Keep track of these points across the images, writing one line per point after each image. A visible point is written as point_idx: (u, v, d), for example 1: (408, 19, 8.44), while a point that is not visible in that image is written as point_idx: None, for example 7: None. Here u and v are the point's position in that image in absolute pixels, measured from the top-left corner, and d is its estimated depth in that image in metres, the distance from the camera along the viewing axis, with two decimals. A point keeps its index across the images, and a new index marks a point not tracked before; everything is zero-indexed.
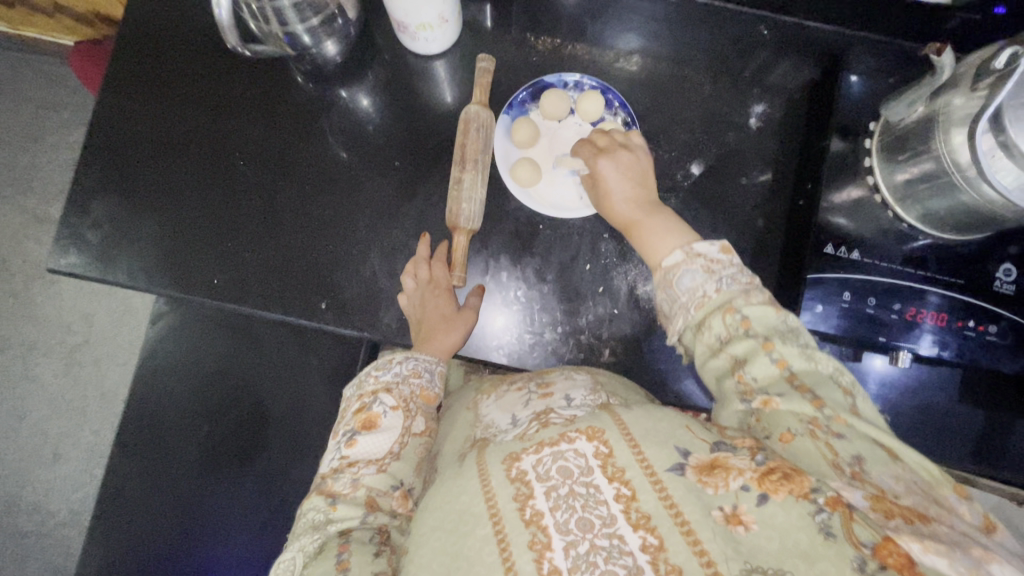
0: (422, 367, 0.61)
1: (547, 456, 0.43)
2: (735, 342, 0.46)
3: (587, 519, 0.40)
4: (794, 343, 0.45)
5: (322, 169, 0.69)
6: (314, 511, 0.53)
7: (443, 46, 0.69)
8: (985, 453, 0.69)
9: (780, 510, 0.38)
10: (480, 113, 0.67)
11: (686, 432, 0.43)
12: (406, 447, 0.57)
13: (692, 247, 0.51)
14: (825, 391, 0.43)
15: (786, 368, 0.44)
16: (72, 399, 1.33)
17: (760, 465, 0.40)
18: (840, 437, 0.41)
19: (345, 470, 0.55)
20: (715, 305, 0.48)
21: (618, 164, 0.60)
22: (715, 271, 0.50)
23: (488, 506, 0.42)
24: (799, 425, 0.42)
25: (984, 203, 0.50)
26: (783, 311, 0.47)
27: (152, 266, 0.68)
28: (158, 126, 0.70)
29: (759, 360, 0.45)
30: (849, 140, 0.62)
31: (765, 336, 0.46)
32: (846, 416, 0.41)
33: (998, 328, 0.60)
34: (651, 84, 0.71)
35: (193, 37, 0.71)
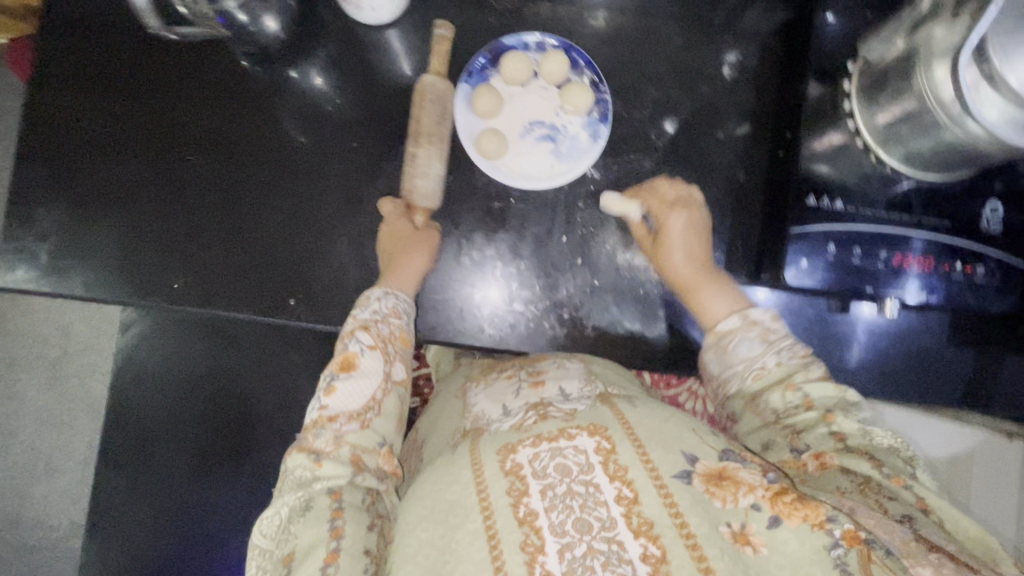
0: (401, 307, 0.60)
1: (545, 452, 0.47)
2: (795, 416, 0.54)
3: (586, 521, 0.42)
4: (853, 419, 0.53)
5: (279, 157, 0.65)
6: (299, 469, 0.54)
7: (393, 13, 0.64)
8: (976, 393, 0.68)
9: (792, 536, 0.42)
10: (436, 83, 0.63)
11: (693, 436, 0.48)
12: (387, 397, 0.58)
13: (749, 315, 0.59)
14: (883, 456, 0.51)
15: (843, 441, 0.52)
16: (59, 412, 1.31)
17: (773, 486, 0.44)
18: (892, 498, 0.47)
19: (325, 425, 0.56)
20: (774, 380, 0.56)
21: (686, 222, 0.62)
22: (772, 342, 0.57)
23: (480, 499, 0.45)
24: (851, 484, 0.49)
25: (968, 139, 0.48)
26: (840, 388, 0.55)
27: (109, 274, 0.64)
28: (98, 125, 0.65)
29: (817, 430, 0.53)
30: (827, 84, 0.59)
31: (826, 410, 0.54)
32: (902, 479, 0.48)
33: (985, 268, 0.59)
34: (618, 39, 0.67)
35: (124, 22, 0.66)
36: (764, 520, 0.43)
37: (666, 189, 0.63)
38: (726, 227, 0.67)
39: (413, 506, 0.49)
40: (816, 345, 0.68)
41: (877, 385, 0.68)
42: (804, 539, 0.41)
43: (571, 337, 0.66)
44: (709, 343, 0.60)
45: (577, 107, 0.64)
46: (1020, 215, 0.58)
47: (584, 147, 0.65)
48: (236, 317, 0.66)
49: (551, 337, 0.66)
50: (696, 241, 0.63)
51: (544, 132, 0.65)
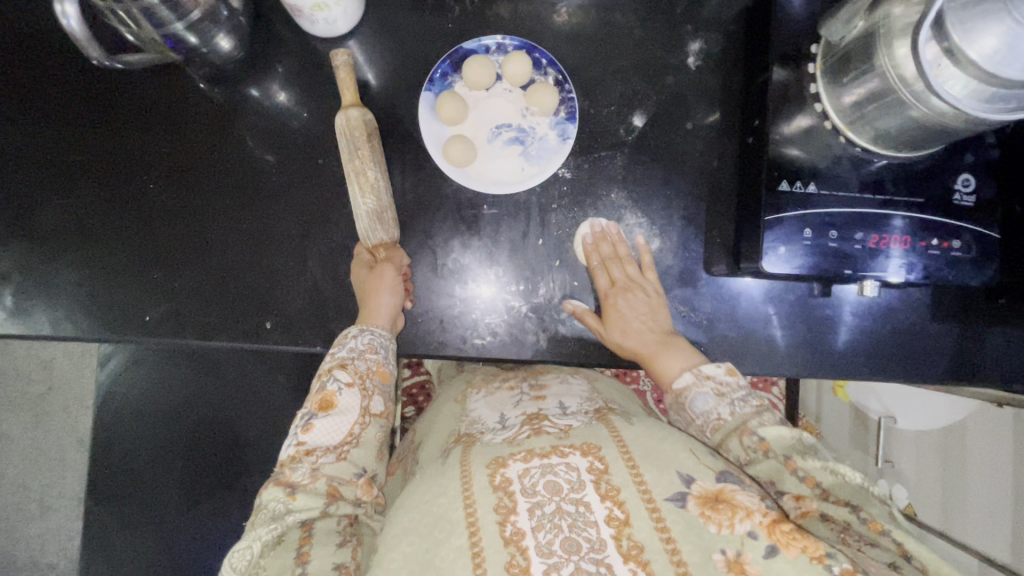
0: (378, 342, 0.58)
1: (536, 468, 0.48)
2: (757, 464, 0.52)
3: (575, 541, 0.43)
4: (815, 459, 0.51)
5: (244, 179, 0.64)
6: (273, 502, 0.52)
7: (351, 23, 0.62)
8: (962, 365, 0.68)
9: (789, 567, 0.42)
10: (351, 114, 0.59)
11: (691, 457, 0.48)
12: (366, 430, 0.57)
13: (701, 370, 0.58)
14: (864, 503, 0.49)
15: (815, 485, 0.50)
16: (47, 449, 1.28)
17: (771, 512, 0.44)
18: (873, 546, 0.47)
19: (303, 459, 0.55)
20: (731, 429, 0.55)
21: (627, 298, 0.62)
22: (726, 395, 0.57)
23: (467, 514, 0.45)
24: (832, 534, 0.48)
25: (934, 116, 0.48)
26: (797, 428, 0.53)
27: (75, 311, 0.63)
28: (53, 158, 0.64)
29: (787, 479, 0.50)
30: (790, 67, 0.58)
31: (785, 456, 0.51)
32: (881, 525, 0.47)
33: (962, 242, 0.58)
34: (580, 35, 0.66)
35: (71, 50, 0.63)
36: (760, 549, 0.43)
37: (600, 244, 0.64)
38: (701, 218, 0.67)
39: (398, 518, 0.49)
40: (800, 330, 0.67)
41: (862, 367, 0.68)
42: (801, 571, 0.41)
43: (553, 340, 0.65)
44: (669, 402, 0.60)
45: (542, 108, 0.63)
46: (992, 187, 0.58)
47: (553, 148, 0.64)
48: (211, 345, 0.65)
49: (533, 343, 0.65)
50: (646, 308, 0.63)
51: (511, 135, 0.64)
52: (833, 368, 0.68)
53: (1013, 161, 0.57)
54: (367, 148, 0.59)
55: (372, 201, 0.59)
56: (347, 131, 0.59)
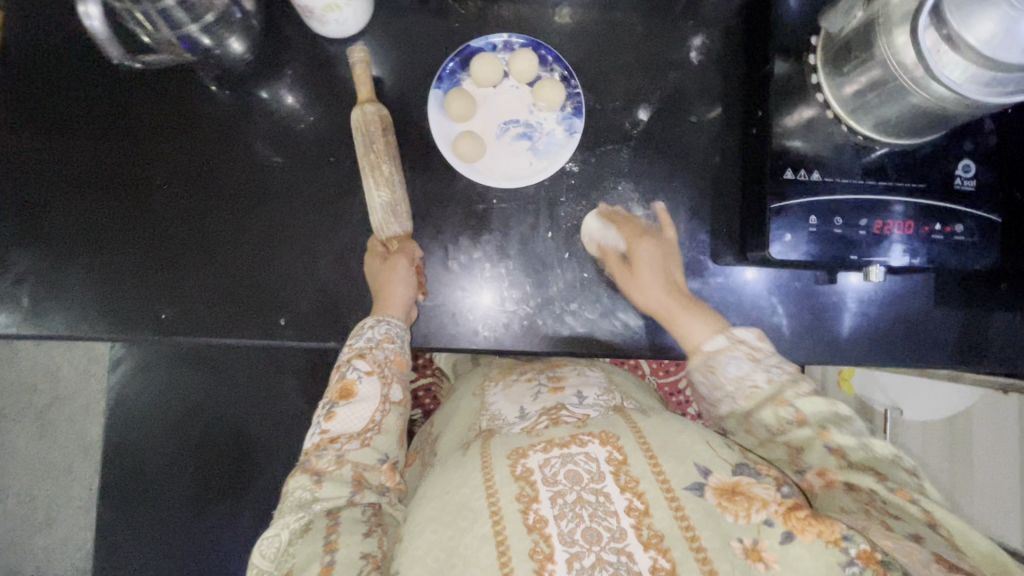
0: (394, 332, 0.60)
1: (556, 458, 0.47)
2: (791, 433, 0.53)
3: (595, 531, 0.44)
4: (848, 430, 0.53)
5: (255, 179, 0.65)
6: (299, 490, 0.54)
7: (359, 25, 0.64)
8: (968, 350, 0.69)
9: (806, 552, 0.43)
10: (368, 110, 0.61)
11: (708, 448, 0.49)
12: (386, 416, 0.58)
13: (734, 334, 0.59)
14: (887, 471, 0.51)
15: (843, 457, 0.52)
16: (52, 460, 1.28)
17: (786, 500, 0.45)
18: (898, 518, 0.48)
19: (328, 447, 0.56)
20: (765, 396, 0.55)
21: (653, 259, 0.63)
22: (760, 360, 0.57)
23: (489, 503, 0.46)
24: (854, 505, 0.49)
25: (935, 102, 0.49)
26: (830, 399, 0.55)
27: (91, 312, 0.64)
28: (66, 161, 0.64)
29: (818, 447, 0.52)
30: (791, 60, 0.59)
31: (820, 427, 0.53)
32: (908, 493, 0.49)
33: (964, 226, 0.59)
34: (584, 33, 0.68)
35: (82, 55, 0.64)
36: (777, 535, 0.44)
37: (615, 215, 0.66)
38: (707, 210, 0.68)
39: (421, 506, 0.49)
40: (806, 318, 0.68)
41: (869, 353, 0.69)
42: (818, 554, 0.42)
43: (563, 332, 0.66)
44: (694, 366, 0.59)
45: (549, 103, 0.64)
46: (992, 171, 0.59)
47: (561, 142, 0.65)
48: (226, 344, 0.65)
49: (544, 335, 0.66)
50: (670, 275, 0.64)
51: (519, 131, 0.66)
52: (840, 355, 0.69)
53: (1012, 145, 0.58)
54: (383, 143, 0.61)
55: (386, 192, 0.61)
56: (362, 125, 0.60)
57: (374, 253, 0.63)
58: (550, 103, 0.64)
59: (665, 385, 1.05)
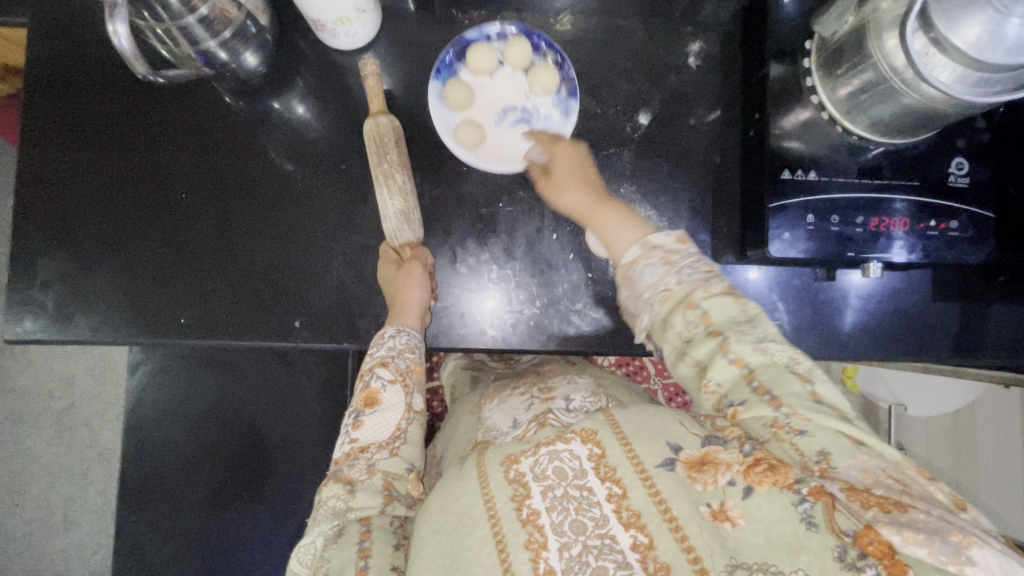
0: (414, 341, 0.61)
1: (544, 456, 0.49)
2: (700, 346, 0.52)
3: (581, 522, 0.46)
4: (748, 339, 0.50)
5: (269, 186, 0.67)
6: (333, 499, 0.56)
7: (369, 37, 0.66)
8: (967, 343, 0.71)
9: (765, 501, 0.43)
10: (381, 121, 0.62)
11: (680, 426, 0.49)
12: (411, 425, 0.60)
13: (648, 242, 0.58)
14: (782, 386, 0.48)
15: (743, 366, 0.49)
16: (70, 464, 1.30)
17: (748, 458, 0.45)
18: (802, 435, 0.46)
19: (359, 456, 0.57)
20: (676, 301, 0.54)
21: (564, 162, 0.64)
22: (675, 263, 0.56)
23: (487, 508, 0.47)
24: (765, 430, 0.47)
25: (925, 102, 0.51)
26: (742, 303, 0.52)
27: (113, 316, 0.66)
28: (89, 171, 0.67)
29: (718, 363, 0.50)
30: (788, 63, 0.62)
31: (722, 337, 0.51)
32: (804, 412, 0.46)
33: (959, 222, 0.61)
34: (585, 40, 0.70)
35: (104, 69, 0.67)
36: (739, 492, 0.44)
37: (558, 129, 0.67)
38: (707, 210, 0.69)
39: (425, 520, 0.50)
40: (807, 313, 0.70)
41: (869, 347, 0.71)
42: (774, 501, 0.43)
43: (569, 330, 0.68)
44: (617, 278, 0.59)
45: (545, 88, 0.66)
46: (985, 169, 0.60)
47: (558, 125, 0.67)
48: (243, 347, 0.68)
49: (551, 334, 0.68)
50: (584, 177, 0.64)
51: (517, 117, 0.68)
52: (841, 350, 0.70)
53: (1005, 143, 0.60)
54: (395, 153, 0.63)
55: (400, 201, 0.63)
56: (376, 136, 0.62)
57: (385, 260, 0.65)
58: (545, 87, 0.66)
59: (670, 385, 1.07)
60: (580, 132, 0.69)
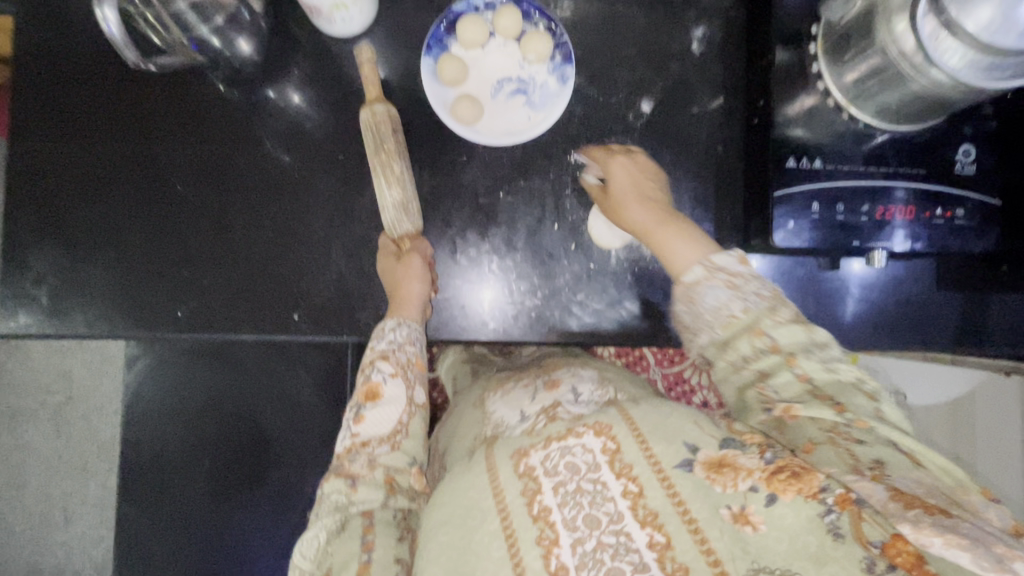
0: (415, 334, 0.61)
1: (554, 451, 0.49)
2: (762, 360, 0.52)
3: (595, 517, 0.45)
4: (816, 358, 0.51)
5: (266, 177, 0.66)
6: (335, 493, 0.55)
7: (364, 23, 0.64)
8: (970, 332, 0.70)
9: (789, 510, 0.43)
10: (376, 110, 0.61)
11: (695, 427, 0.48)
12: (413, 419, 0.59)
13: (712, 262, 0.56)
14: (848, 399, 0.49)
15: (808, 382, 0.50)
16: (69, 458, 1.30)
17: (769, 465, 0.45)
18: (861, 443, 0.47)
19: (360, 450, 0.57)
20: (742, 327, 0.53)
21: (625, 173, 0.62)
22: (739, 288, 0.55)
23: (497, 502, 0.47)
24: (820, 434, 0.48)
25: (933, 89, 0.50)
26: (811, 328, 0.53)
27: (110, 310, 0.65)
28: (81, 162, 0.66)
29: (783, 374, 0.51)
30: (793, 49, 0.60)
31: (790, 353, 0.51)
32: (866, 422, 0.48)
33: (964, 210, 0.60)
34: (586, 26, 0.68)
35: (93, 58, 0.66)
36: (762, 499, 0.44)
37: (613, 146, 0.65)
38: (710, 200, 0.68)
39: (434, 511, 0.51)
40: (809, 303, 0.69)
41: (873, 337, 0.70)
42: (799, 510, 0.43)
43: (571, 321, 0.67)
44: (676, 295, 0.57)
45: (538, 55, 0.65)
46: (992, 156, 0.60)
47: (555, 92, 0.66)
48: (242, 340, 0.67)
49: (552, 326, 0.67)
50: (644, 189, 0.62)
51: (513, 87, 0.66)
52: (843, 340, 0.70)
53: (1012, 129, 0.59)
54: (393, 142, 0.62)
55: (397, 191, 0.62)
56: (372, 125, 0.61)
57: (384, 251, 0.64)
58: (539, 52, 0.64)
59: (670, 374, 1.07)
60: (581, 120, 0.67)
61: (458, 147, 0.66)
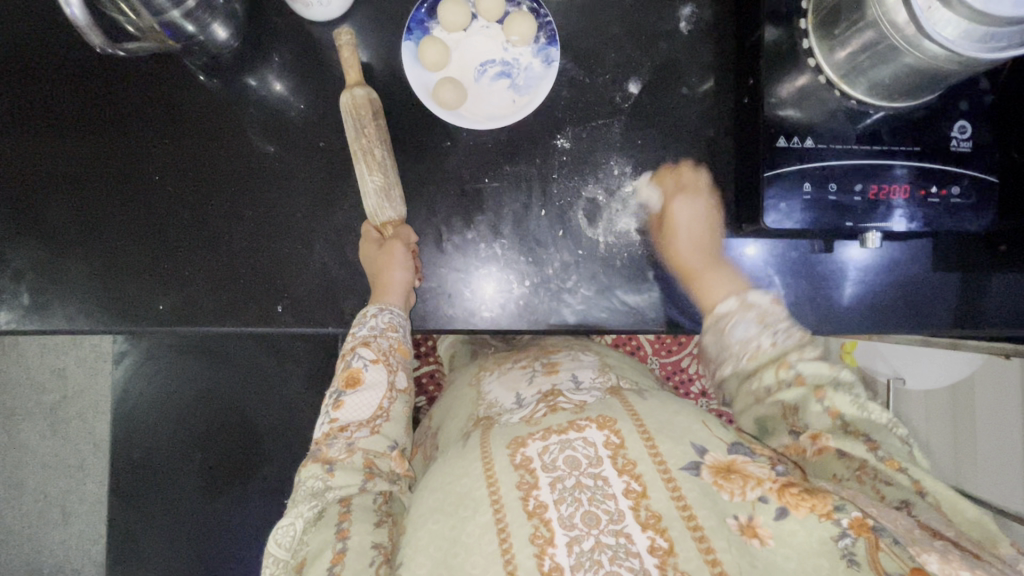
0: (397, 321, 0.60)
1: (554, 444, 0.48)
2: (788, 392, 0.58)
3: (594, 515, 0.43)
4: (846, 394, 0.56)
5: (246, 167, 0.64)
6: (313, 479, 0.55)
7: (343, 7, 0.63)
8: (968, 314, 0.69)
9: (800, 528, 0.44)
10: (356, 95, 0.60)
11: (703, 428, 0.50)
12: (394, 404, 0.59)
13: (748, 301, 0.62)
14: (882, 438, 0.54)
15: (837, 417, 0.56)
16: (65, 456, 1.29)
17: (780, 478, 0.46)
18: (889, 483, 0.51)
19: (338, 435, 0.56)
20: (769, 359, 0.60)
21: (692, 209, 0.65)
22: (768, 324, 0.61)
23: (490, 493, 0.46)
24: (847, 471, 0.53)
25: (928, 61, 0.48)
26: (837, 366, 0.58)
27: (91, 305, 0.64)
28: (58, 157, 0.65)
29: (813, 407, 0.56)
30: (782, 26, 0.58)
31: (816, 386, 0.57)
32: (898, 463, 0.52)
33: (961, 188, 0.59)
34: (573, 6, 0.66)
35: (66, 48, 0.64)
36: (771, 511, 0.45)
37: (684, 171, 0.66)
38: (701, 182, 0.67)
39: (425, 498, 0.50)
40: (804, 287, 0.68)
41: (870, 320, 0.69)
42: (810, 529, 0.44)
43: (560, 309, 0.66)
44: (705, 324, 0.64)
45: (522, 37, 0.63)
46: (989, 132, 0.58)
47: (540, 74, 0.64)
48: (226, 333, 0.66)
49: (541, 313, 0.66)
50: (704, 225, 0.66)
51: (497, 70, 0.65)
52: (839, 325, 0.69)
53: (1010, 103, 0.57)
54: (373, 127, 0.60)
55: (379, 177, 0.60)
56: (353, 110, 0.59)
57: (369, 241, 0.63)
58: (523, 32, 0.62)
59: (667, 363, 1.06)
60: (568, 103, 0.66)
61: (442, 133, 0.65)
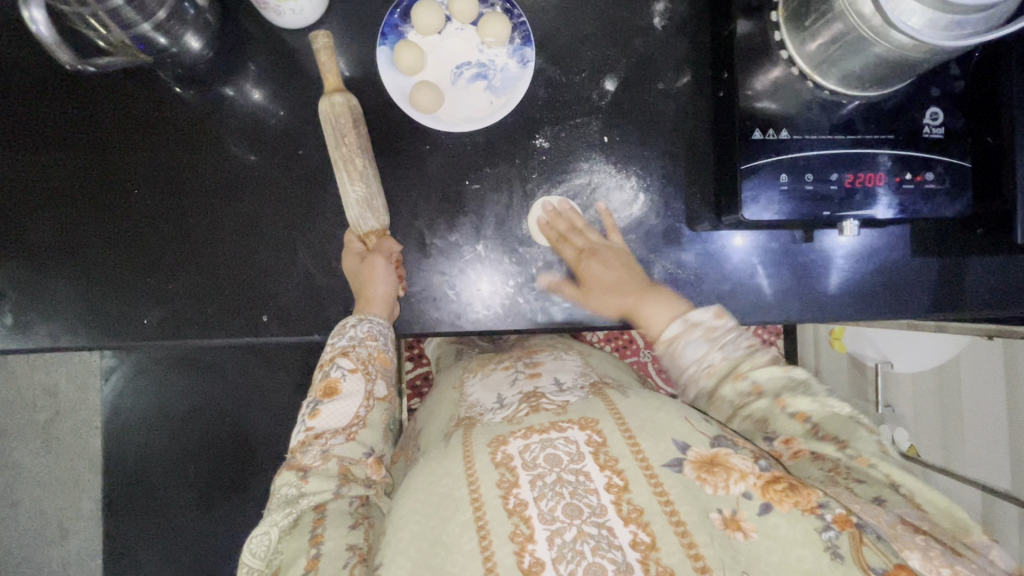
0: (376, 329, 0.60)
1: (535, 443, 0.48)
2: (749, 404, 0.53)
3: (576, 506, 0.44)
4: (805, 395, 0.52)
5: (227, 177, 0.64)
6: (286, 487, 0.55)
7: (317, 13, 0.62)
8: (950, 298, 0.70)
9: (783, 522, 0.45)
10: (334, 102, 0.59)
11: (686, 423, 0.50)
12: (371, 412, 0.59)
13: (689, 317, 0.57)
14: (851, 436, 0.51)
15: (806, 420, 0.52)
16: (60, 473, 1.28)
17: (765, 473, 0.46)
18: (860, 481, 0.50)
19: (313, 442, 0.57)
20: (723, 373, 0.54)
21: (601, 267, 0.65)
22: (716, 340, 0.55)
23: (471, 491, 0.46)
24: (821, 472, 0.52)
25: (897, 50, 0.49)
26: (790, 366, 0.53)
27: (75, 322, 0.64)
28: (36, 172, 0.64)
29: (779, 418, 0.52)
30: (756, 18, 0.58)
31: (776, 395, 0.52)
32: (867, 459, 0.50)
33: (935, 173, 0.59)
34: (547, 5, 0.66)
35: (40, 60, 0.64)
36: (755, 507, 0.45)
37: (575, 235, 0.65)
38: (680, 176, 0.67)
39: (405, 499, 0.49)
40: (787, 278, 0.69)
41: (853, 307, 0.70)
42: (795, 523, 0.44)
43: (546, 307, 0.67)
44: (658, 353, 0.58)
45: (497, 37, 0.63)
46: (960, 120, 0.59)
47: (516, 75, 0.64)
48: (212, 346, 0.66)
49: (526, 313, 0.66)
50: (625, 267, 0.65)
51: (474, 72, 0.65)
52: (821, 313, 0.70)
53: (982, 89, 0.58)
54: (353, 134, 0.60)
55: (361, 187, 0.60)
56: (332, 116, 0.59)
57: (353, 251, 0.63)
58: (497, 32, 0.62)
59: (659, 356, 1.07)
60: (546, 103, 0.66)
61: (421, 137, 0.65)
